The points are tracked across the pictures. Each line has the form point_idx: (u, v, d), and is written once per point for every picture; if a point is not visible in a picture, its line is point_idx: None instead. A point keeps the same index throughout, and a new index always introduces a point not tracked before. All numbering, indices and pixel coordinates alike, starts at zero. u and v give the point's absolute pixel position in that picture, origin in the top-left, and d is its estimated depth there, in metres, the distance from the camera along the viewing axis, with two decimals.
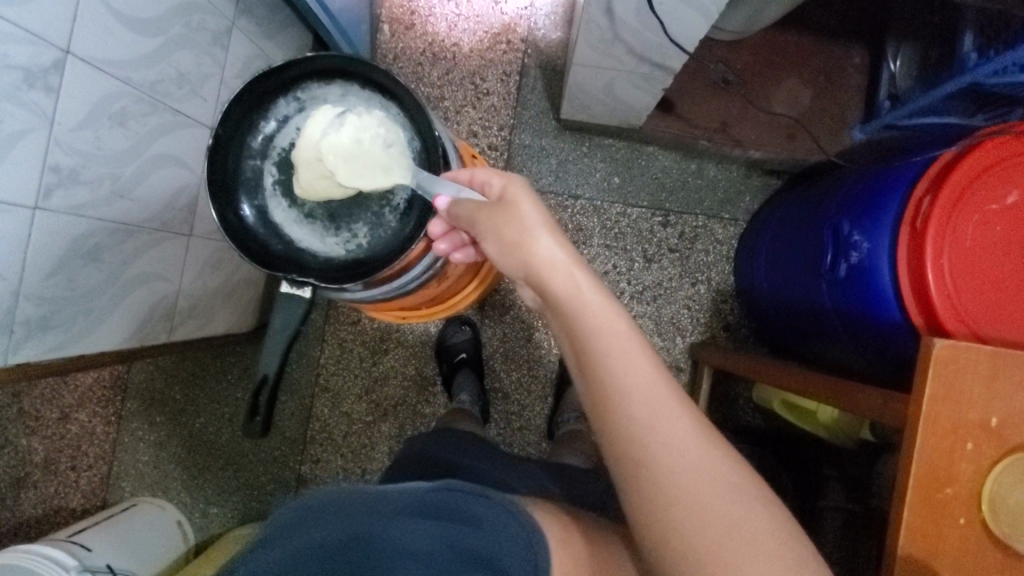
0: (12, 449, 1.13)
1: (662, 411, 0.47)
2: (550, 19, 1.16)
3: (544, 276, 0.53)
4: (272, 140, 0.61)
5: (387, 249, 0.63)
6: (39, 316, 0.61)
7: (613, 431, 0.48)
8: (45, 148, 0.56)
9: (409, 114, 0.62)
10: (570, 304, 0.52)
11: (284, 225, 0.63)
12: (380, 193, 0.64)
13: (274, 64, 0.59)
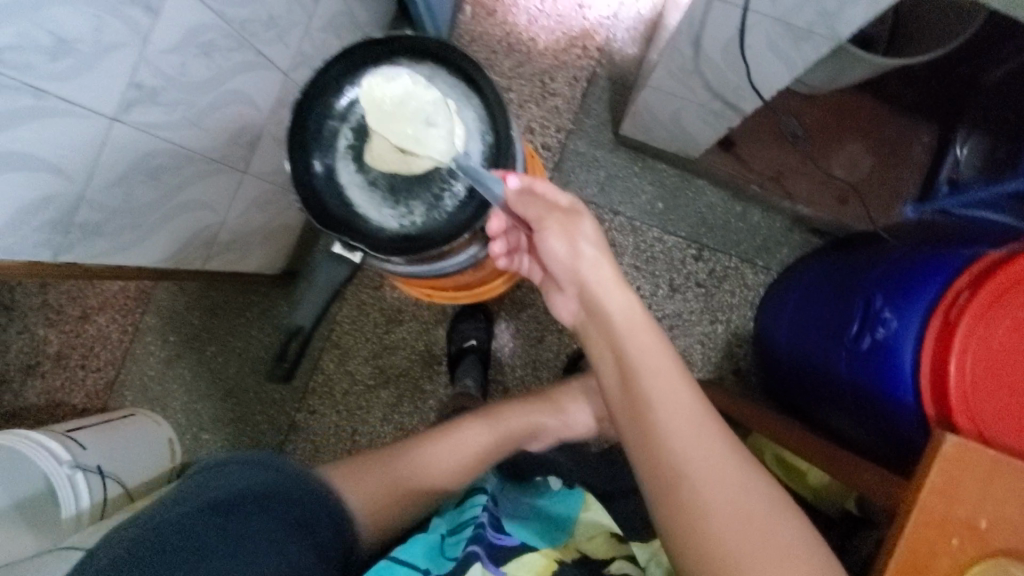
0: (30, 336, 1.18)
1: (700, 434, 0.55)
2: (630, 33, 1.17)
3: (601, 299, 0.62)
4: (355, 105, 0.63)
5: (440, 232, 0.64)
6: (96, 223, 0.62)
7: (646, 424, 0.57)
8: (135, 65, 0.58)
9: (490, 109, 0.64)
10: (617, 317, 0.61)
11: (347, 186, 0.65)
12: (442, 177, 0.65)
13: (376, 35, 0.62)
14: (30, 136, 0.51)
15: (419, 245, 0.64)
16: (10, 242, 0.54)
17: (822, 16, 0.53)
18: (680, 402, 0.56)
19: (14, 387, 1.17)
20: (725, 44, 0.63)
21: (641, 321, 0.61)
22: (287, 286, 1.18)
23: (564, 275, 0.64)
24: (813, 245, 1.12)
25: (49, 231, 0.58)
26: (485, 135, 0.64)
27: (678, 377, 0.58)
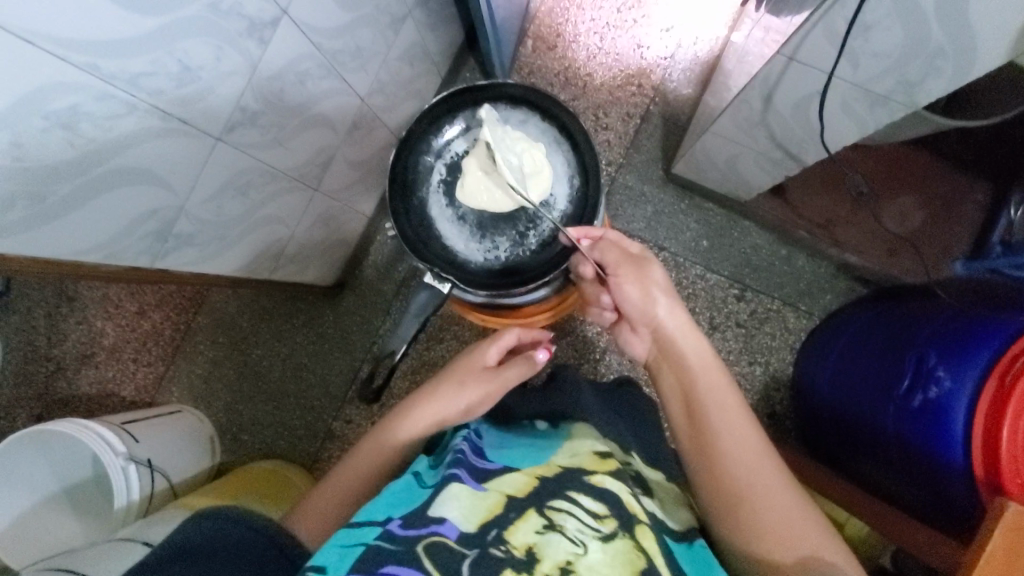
0: (87, 327, 1.22)
1: (758, 464, 0.57)
2: (686, 75, 1.20)
3: (678, 343, 0.65)
4: (451, 144, 0.70)
5: (526, 268, 0.71)
6: (189, 233, 0.67)
7: (711, 455, 0.59)
8: (243, 91, 0.62)
9: (579, 157, 0.70)
10: (682, 356, 0.65)
11: (437, 219, 0.71)
12: (529, 217, 0.71)
13: (475, 83, 0.68)
14: (146, 153, 0.54)
15: (504, 279, 0.71)
16: (116, 248, 0.58)
17: (903, 85, 0.55)
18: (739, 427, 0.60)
19: (68, 375, 1.21)
20: (799, 100, 0.66)
21: (706, 361, 0.64)
22: (336, 297, 1.22)
23: (641, 319, 0.67)
24: (857, 293, 1.12)
25: (150, 240, 0.62)
26: (572, 180, 0.71)
27: (741, 411, 0.61)
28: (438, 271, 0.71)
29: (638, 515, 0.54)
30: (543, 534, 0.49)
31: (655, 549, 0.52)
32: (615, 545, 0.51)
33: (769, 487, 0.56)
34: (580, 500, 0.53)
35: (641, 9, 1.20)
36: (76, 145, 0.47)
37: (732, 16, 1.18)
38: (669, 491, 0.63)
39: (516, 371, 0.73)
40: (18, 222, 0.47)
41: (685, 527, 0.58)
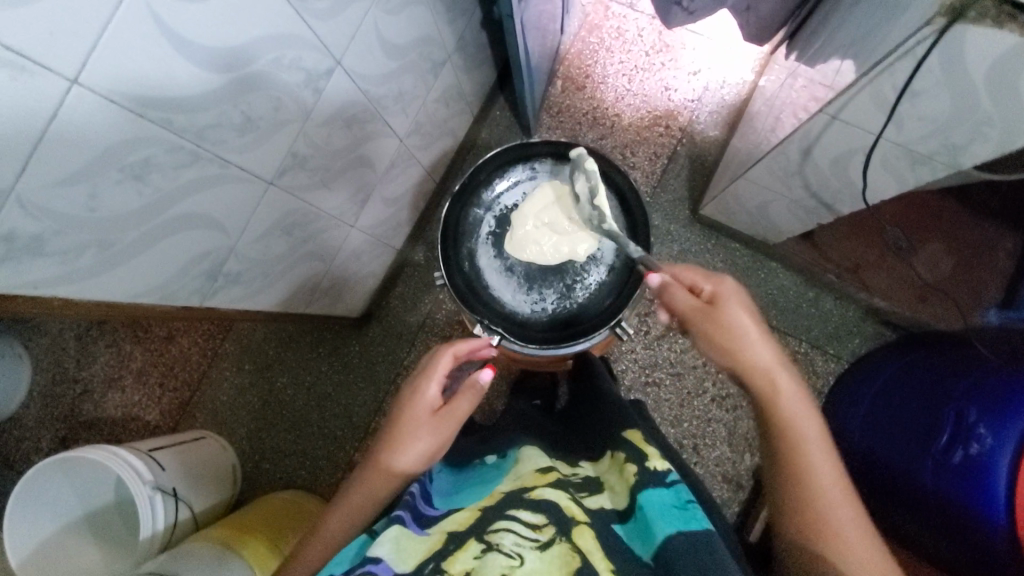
0: (115, 351, 1.23)
1: (853, 531, 0.50)
2: (713, 117, 1.22)
3: (767, 381, 0.56)
4: (500, 198, 0.74)
5: (573, 320, 0.72)
6: (236, 272, 0.68)
7: (804, 515, 0.51)
8: (295, 137, 0.63)
9: (626, 212, 0.73)
10: (770, 396, 0.56)
11: (485, 270, 0.73)
12: (577, 270, 0.72)
13: (527, 139, 0.73)
14: (204, 199, 0.56)
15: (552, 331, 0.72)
16: (170, 288, 0.60)
17: (948, 146, 0.56)
18: (828, 461, 0.53)
19: (94, 398, 1.21)
20: (839, 153, 0.67)
21: (801, 405, 0.55)
22: (364, 328, 1.23)
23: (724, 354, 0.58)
24: (886, 337, 1.11)
25: (202, 280, 0.63)
26: (619, 234, 0.72)
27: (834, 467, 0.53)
28: (488, 323, 0.71)
29: (581, 518, 0.49)
30: (482, 557, 0.43)
31: (602, 548, 0.46)
32: (554, 552, 0.44)
33: (847, 529, 0.50)
34: (517, 513, 0.47)
35: (669, 53, 1.23)
36: (144, 194, 0.49)
37: (759, 62, 1.20)
38: (617, 471, 0.58)
39: (465, 402, 0.60)
40: (86, 268, 0.49)
41: (629, 497, 0.53)
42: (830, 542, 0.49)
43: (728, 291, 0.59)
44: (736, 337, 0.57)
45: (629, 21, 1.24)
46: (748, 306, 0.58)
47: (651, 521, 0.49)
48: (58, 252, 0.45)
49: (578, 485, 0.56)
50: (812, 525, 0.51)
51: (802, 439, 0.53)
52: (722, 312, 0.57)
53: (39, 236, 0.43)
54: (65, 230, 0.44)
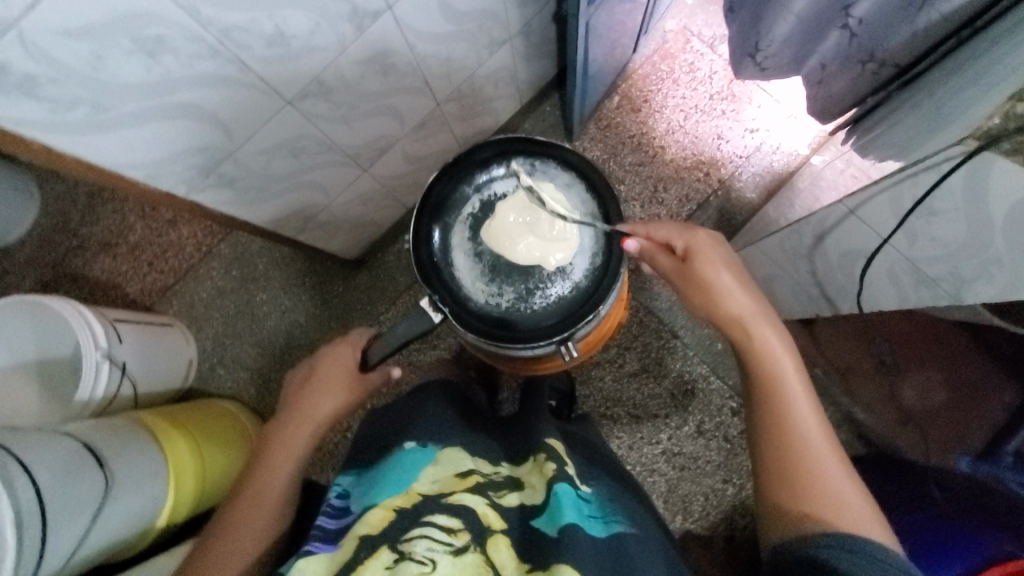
0: (118, 218, 1.24)
1: (810, 436, 0.57)
2: (755, 179, 1.19)
3: (742, 327, 0.64)
4: (491, 183, 0.73)
5: (526, 324, 0.71)
6: (230, 177, 0.69)
7: (768, 433, 0.59)
8: (325, 66, 0.63)
9: (609, 235, 0.71)
10: (742, 337, 0.64)
11: (454, 247, 0.72)
12: (542, 278, 0.71)
13: (535, 136, 0.72)
14: (212, 96, 0.56)
15: (496, 328, 0.70)
16: (158, 171, 0.61)
17: (955, 277, 0.55)
18: (803, 395, 0.59)
19: (85, 256, 1.23)
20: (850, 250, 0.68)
21: (774, 340, 0.63)
22: (352, 273, 1.24)
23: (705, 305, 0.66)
24: (853, 449, 1.08)
25: (193, 173, 0.64)
26: (595, 256, 0.71)
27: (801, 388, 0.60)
28: (437, 300, 0.70)
29: (498, 525, 0.49)
30: (392, 569, 0.42)
31: (515, 551, 0.47)
32: (467, 559, 0.44)
33: (820, 451, 0.56)
34: (432, 519, 0.46)
35: (733, 103, 1.20)
36: (152, 73, 0.50)
37: (817, 140, 1.17)
38: (537, 472, 0.58)
39: (374, 380, 0.77)
40: (73, 122, 0.50)
41: (546, 492, 0.53)
42: (807, 465, 0.55)
43: (702, 241, 0.67)
44: (715, 293, 0.65)
45: (704, 61, 1.22)
46: (719, 257, 0.66)
47: (563, 516, 0.49)
48: (52, 99, 0.47)
49: (495, 484, 0.56)
50: (787, 456, 0.56)
51: (776, 378, 0.60)
52: (698, 265, 0.66)
53: (33, 78, 0.44)
54: (63, 81, 0.46)
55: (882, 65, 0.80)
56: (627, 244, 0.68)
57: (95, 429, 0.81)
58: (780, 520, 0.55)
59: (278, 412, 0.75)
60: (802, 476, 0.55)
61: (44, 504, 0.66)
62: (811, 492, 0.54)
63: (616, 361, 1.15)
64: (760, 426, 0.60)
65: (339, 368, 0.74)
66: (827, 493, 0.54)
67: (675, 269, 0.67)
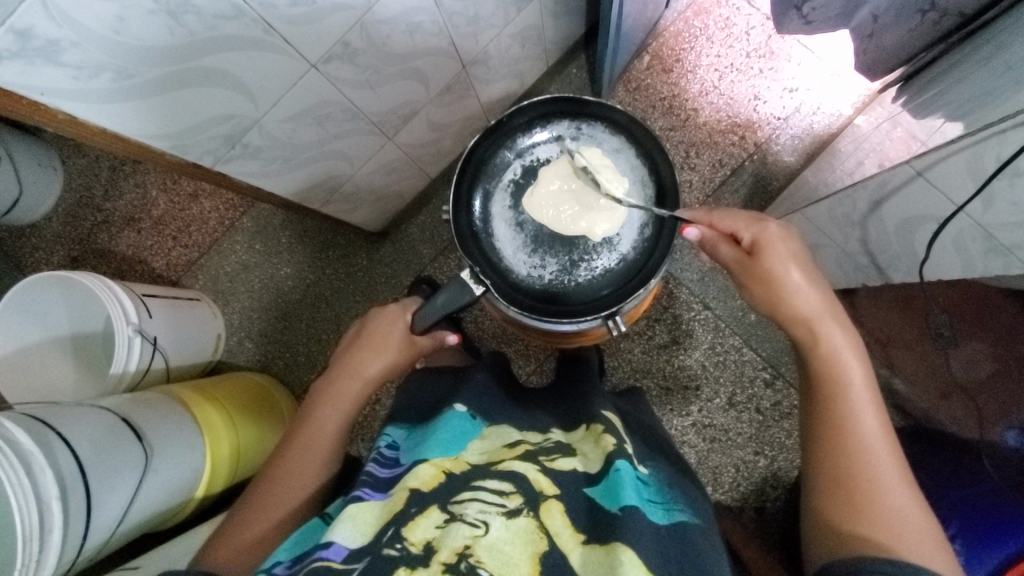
0: (140, 192, 1.22)
1: (873, 452, 0.53)
2: (793, 142, 1.13)
3: (808, 327, 0.60)
4: (534, 148, 0.70)
5: (570, 297, 0.70)
6: (256, 146, 0.67)
7: (826, 445, 0.55)
8: (351, 26, 0.60)
9: (660, 206, 0.69)
10: (808, 341, 0.60)
11: (495, 216, 0.70)
12: (586, 249, 0.69)
13: (583, 96, 0.69)
14: (235, 59, 0.54)
15: (541, 302, 0.69)
16: (184, 140, 0.59)
17: None
18: (870, 407, 0.56)
19: (110, 231, 1.22)
20: (914, 215, 0.67)
21: (843, 346, 0.59)
22: (377, 246, 1.22)
23: (768, 304, 0.63)
24: None
25: (218, 143, 0.62)
26: (644, 228, 0.69)
27: (868, 399, 0.56)
28: (477, 272, 0.67)
29: (550, 490, 0.48)
30: (444, 528, 0.41)
31: (569, 518, 0.46)
32: (519, 523, 0.43)
33: (883, 468, 0.52)
34: (483, 484, 0.46)
35: (771, 61, 1.14)
36: (175, 34, 0.47)
37: (863, 98, 1.11)
38: (591, 441, 0.56)
39: (424, 344, 0.75)
40: (98, 88, 0.48)
41: (602, 464, 0.52)
42: (868, 482, 0.52)
43: (772, 233, 0.61)
44: (781, 288, 0.61)
45: (741, 15, 1.15)
46: (790, 253, 0.61)
47: (625, 496, 0.47)
48: (75, 65, 0.45)
49: (546, 451, 0.54)
50: (844, 471, 0.53)
51: (843, 385, 0.57)
52: (765, 259, 0.61)
53: (55, 42, 0.42)
54: (85, 45, 0.43)
55: (945, 14, 0.70)
56: (686, 231, 0.64)
57: (130, 402, 0.81)
58: (831, 537, 0.51)
59: (329, 367, 0.74)
60: (861, 494, 0.52)
61: (86, 476, 0.67)
62: (868, 512, 0.50)
63: (646, 333, 1.12)
64: (819, 438, 0.56)
65: (392, 328, 0.72)
66: (886, 515, 0.50)
67: (737, 262, 0.63)
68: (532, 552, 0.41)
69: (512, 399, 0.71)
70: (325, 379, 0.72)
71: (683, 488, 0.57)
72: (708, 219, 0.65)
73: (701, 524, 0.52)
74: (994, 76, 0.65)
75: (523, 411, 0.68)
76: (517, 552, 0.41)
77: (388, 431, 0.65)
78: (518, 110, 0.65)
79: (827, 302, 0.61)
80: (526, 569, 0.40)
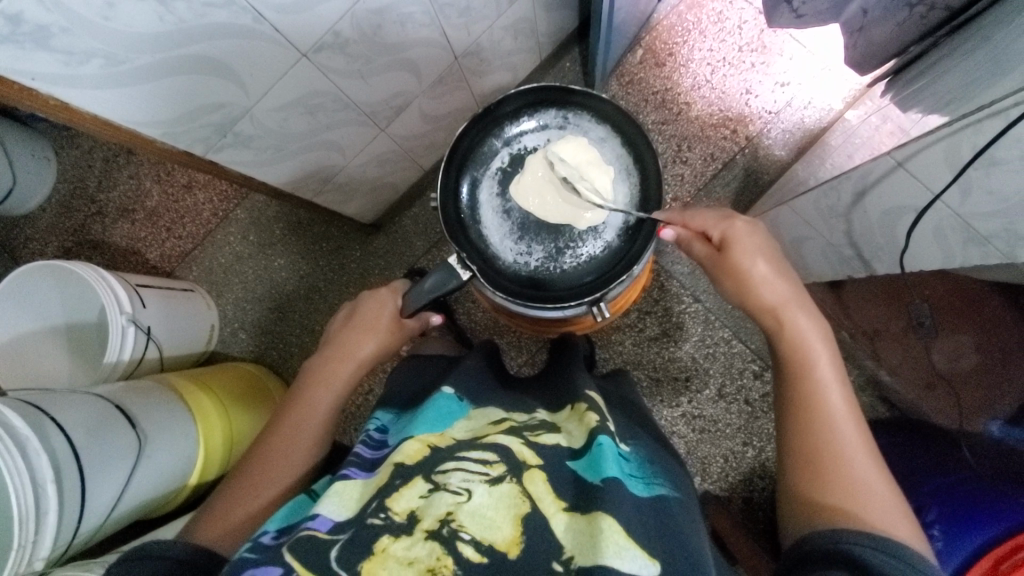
0: (135, 184, 1.22)
1: (843, 437, 0.54)
2: (784, 135, 1.14)
3: (777, 316, 0.61)
4: (522, 136, 0.71)
5: (555, 284, 0.71)
6: (247, 135, 0.67)
7: (797, 430, 0.56)
8: (342, 15, 0.60)
9: (644, 195, 0.70)
10: (778, 331, 0.61)
11: (482, 204, 0.71)
12: (571, 237, 0.70)
13: (570, 85, 0.70)
14: (226, 47, 0.54)
15: (527, 287, 0.70)
16: (176, 128, 0.59)
17: (1011, 233, 0.56)
18: (838, 388, 0.57)
19: (105, 222, 1.23)
20: (892, 207, 0.69)
21: (812, 333, 0.60)
22: (371, 237, 1.23)
23: (739, 294, 0.64)
24: (879, 413, 1.04)
25: (210, 131, 0.63)
26: (629, 216, 0.70)
27: (838, 387, 0.57)
28: (465, 257, 0.68)
29: (533, 461, 0.49)
30: (427, 497, 0.43)
31: (551, 485, 0.47)
32: (502, 489, 0.44)
33: (852, 445, 0.53)
34: (467, 455, 0.47)
35: (763, 55, 1.14)
36: (165, 21, 0.48)
37: (853, 93, 1.12)
38: (575, 419, 0.57)
39: (411, 326, 0.77)
40: (89, 74, 0.48)
41: (585, 438, 0.52)
42: (837, 459, 0.53)
43: (738, 229, 0.64)
44: (748, 280, 0.62)
45: (734, 9, 1.15)
46: (757, 245, 0.63)
47: (607, 469, 0.47)
48: (65, 51, 0.45)
49: (531, 427, 0.55)
50: (814, 450, 0.54)
51: (809, 369, 0.58)
52: (733, 252, 0.63)
53: (46, 27, 0.42)
54: (75, 30, 0.44)
55: (932, 8, 0.72)
56: (662, 233, 0.67)
57: (124, 390, 0.82)
58: (804, 514, 0.52)
59: (318, 351, 0.75)
60: (831, 471, 0.52)
61: (80, 461, 0.67)
62: (840, 488, 0.51)
63: (637, 325, 1.13)
64: (790, 420, 0.57)
65: (382, 309, 0.74)
66: (857, 490, 0.51)
67: (709, 258, 0.66)
68: (514, 515, 0.43)
69: (501, 384, 0.72)
70: (314, 362, 0.73)
71: (665, 467, 0.58)
72: (680, 219, 0.67)
73: (679, 497, 0.53)
74: (977, 69, 0.66)
75: (512, 394, 0.69)
76: (499, 517, 0.42)
77: (378, 414, 0.66)
78: (503, 101, 0.67)
79: (795, 292, 0.62)
80: (508, 532, 0.42)
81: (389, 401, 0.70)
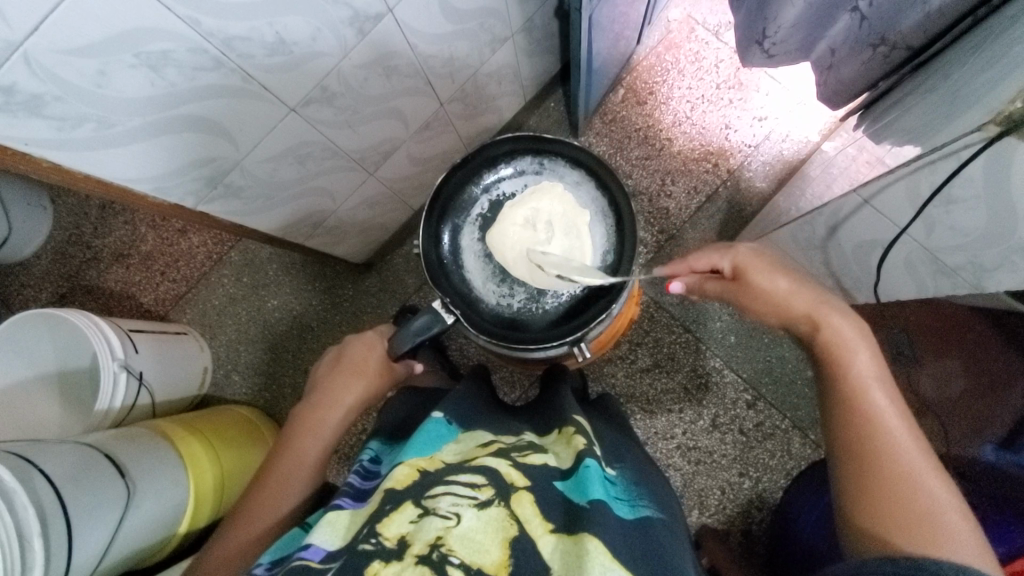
0: (129, 229, 1.24)
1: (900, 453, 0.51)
2: (764, 167, 1.17)
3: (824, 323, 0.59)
4: (500, 182, 0.74)
5: (535, 325, 0.73)
6: (238, 186, 0.69)
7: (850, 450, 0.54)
8: (327, 70, 0.63)
9: (619, 235, 0.72)
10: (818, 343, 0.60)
11: (465, 248, 0.74)
12: None
13: (545, 133, 0.72)
14: (217, 107, 0.57)
15: (506, 329, 0.72)
16: (168, 181, 0.61)
17: (977, 266, 0.63)
18: (881, 390, 0.55)
19: (99, 267, 1.24)
20: (864, 241, 0.77)
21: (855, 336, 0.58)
22: (363, 277, 1.24)
23: (769, 311, 0.64)
24: None
25: (200, 184, 0.65)
26: (607, 255, 0.72)
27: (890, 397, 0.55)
28: (449, 302, 0.70)
29: (521, 482, 0.49)
30: (418, 522, 0.43)
31: (538, 507, 0.47)
32: (491, 513, 0.45)
33: (908, 453, 0.51)
34: (455, 479, 0.47)
35: (741, 91, 1.18)
36: (156, 85, 0.50)
37: (828, 126, 1.16)
38: (563, 441, 0.58)
39: (398, 370, 0.78)
40: (82, 138, 0.51)
41: (573, 459, 0.53)
42: (894, 476, 0.51)
43: (745, 255, 0.66)
44: (770, 297, 0.63)
45: (710, 49, 1.20)
46: (770, 264, 0.64)
47: (592, 490, 0.49)
48: (58, 117, 0.47)
49: (519, 448, 0.55)
50: (866, 470, 0.52)
51: (855, 379, 0.56)
52: (750, 275, 0.64)
53: (39, 96, 0.45)
54: (68, 98, 0.46)
55: (894, 48, 0.74)
56: (671, 287, 0.72)
57: (113, 438, 0.82)
58: (861, 523, 0.51)
59: (307, 397, 0.74)
60: (889, 481, 0.50)
61: (67, 510, 0.67)
62: (895, 498, 0.50)
63: (629, 357, 1.14)
64: (838, 442, 0.55)
65: (370, 352, 0.75)
66: (917, 502, 0.49)
67: (725, 288, 0.68)
68: (502, 538, 0.43)
69: (491, 412, 0.72)
70: (301, 408, 0.72)
71: (653, 490, 0.58)
72: (685, 266, 0.72)
73: (664, 517, 0.53)
74: (938, 107, 0.69)
75: (501, 420, 0.69)
76: (487, 541, 0.42)
77: (369, 445, 0.66)
78: (476, 150, 0.72)
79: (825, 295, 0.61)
80: (496, 556, 0.42)
81: (376, 433, 0.71)
